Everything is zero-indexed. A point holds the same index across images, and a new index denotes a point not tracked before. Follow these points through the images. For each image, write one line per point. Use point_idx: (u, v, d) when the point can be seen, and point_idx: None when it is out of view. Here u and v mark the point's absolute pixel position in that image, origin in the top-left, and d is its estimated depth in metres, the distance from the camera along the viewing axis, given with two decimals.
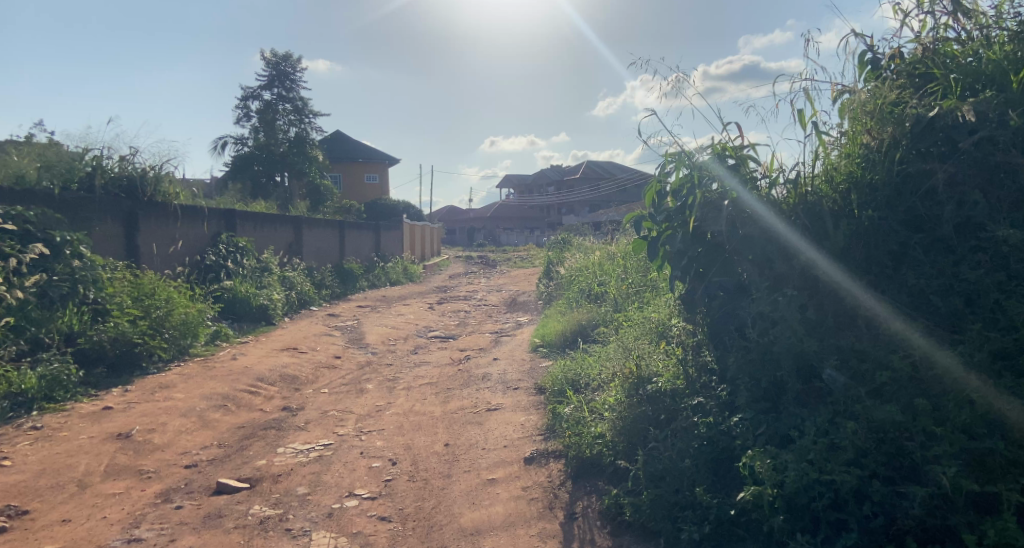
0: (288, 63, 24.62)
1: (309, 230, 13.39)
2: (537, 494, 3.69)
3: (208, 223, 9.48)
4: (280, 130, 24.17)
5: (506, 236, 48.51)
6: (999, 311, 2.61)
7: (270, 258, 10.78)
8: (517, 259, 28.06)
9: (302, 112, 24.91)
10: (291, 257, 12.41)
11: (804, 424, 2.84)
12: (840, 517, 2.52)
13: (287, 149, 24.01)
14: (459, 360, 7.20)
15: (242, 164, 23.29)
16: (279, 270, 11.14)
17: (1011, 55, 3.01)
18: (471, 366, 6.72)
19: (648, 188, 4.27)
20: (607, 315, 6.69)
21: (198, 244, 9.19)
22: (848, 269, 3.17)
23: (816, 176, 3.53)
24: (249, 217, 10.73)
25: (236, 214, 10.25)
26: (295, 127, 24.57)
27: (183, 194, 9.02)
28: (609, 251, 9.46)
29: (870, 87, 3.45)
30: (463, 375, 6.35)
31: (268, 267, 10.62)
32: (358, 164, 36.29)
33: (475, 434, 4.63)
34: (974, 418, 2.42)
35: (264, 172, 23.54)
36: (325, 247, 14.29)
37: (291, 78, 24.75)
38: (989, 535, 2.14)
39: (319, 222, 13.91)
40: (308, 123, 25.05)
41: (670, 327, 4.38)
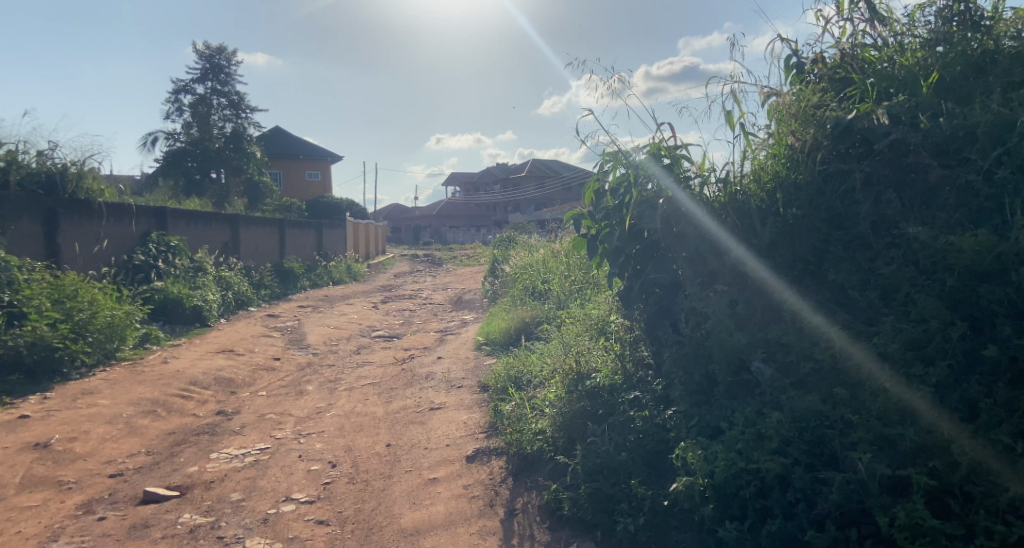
0: (222, 56, 23.89)
1: (247, 229, 12.99)
2: (478, 491, 3.69)
3: (136, 221, 9.08)
4: (214, 124, 23.33)
5: (458, 233, 48.54)
6: (910, 304, 2.77)
7: (204, 257, 10.41)
8: (466, 257, 27.91)
9: (239, 106, 24.13)
10: (227, 256, 12.01)
11: (733, 415, 3.01)
12: (766, 504, 2.66)
13: (223, 144, 23.24)
14: (402, 360, 7.11)
15: (173, 160, 22.46)
16: (214, 270, 10.75)
17: (920, 63, 3.19)
18: (415, 366, 6.65)
19: (586, 186, 4.33)
20: (551, 312, 6.73)
21: (125, 243, 8.78)
22: (773, 266, 3.33)
23: (745, 176, 3.68)
24: (181, 215, 10.32)
25: (168, 212, 9.88)
26: (230, 122, 23.76)
27: (108, 191, 8.62)
28: (554, 249, 9.50)
29: (795, 91, 3.58)
30: (407, 375, 6.29)
31: (202, 267, 10.27)
32: (302, 161, 35.51)
33: (418, 433, 4.60)
34: (886, 407, 2.57)
35: (199, 168, 22.78)
36: (265, 245, 13.93)
37: (226, 71, 23.95)
38: (900, 517, 2.28)
39: (257, 220, 13.49)
40: (244, 117, 24.28)
41: (609, 323, 4.45)
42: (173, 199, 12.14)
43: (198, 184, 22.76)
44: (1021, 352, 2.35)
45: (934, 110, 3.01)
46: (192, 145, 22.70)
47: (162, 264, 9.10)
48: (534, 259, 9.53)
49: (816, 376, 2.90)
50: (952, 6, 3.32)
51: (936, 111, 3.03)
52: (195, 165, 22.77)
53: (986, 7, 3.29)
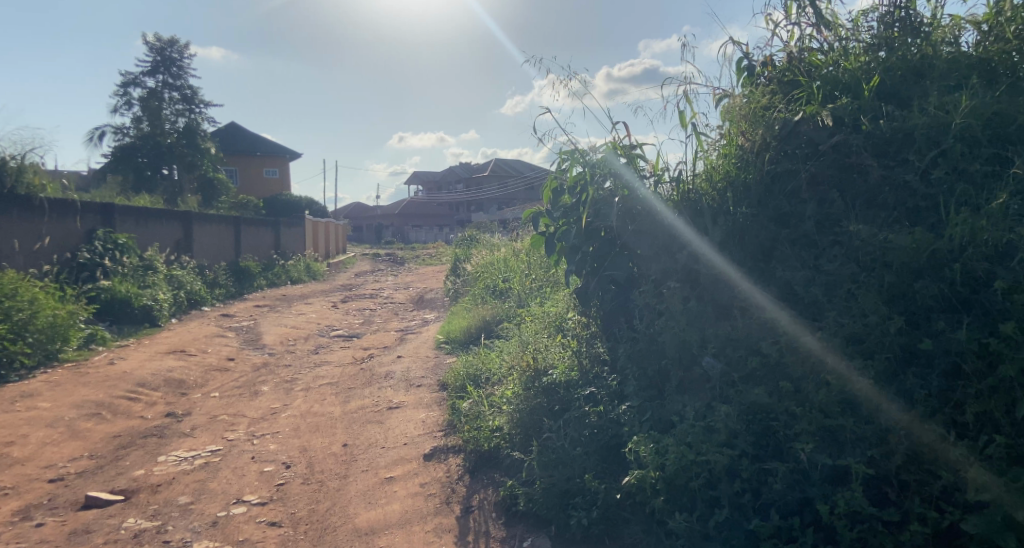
0: (175, 49, 23.33)
1: (201, 227, 12.67)
2: (434, 489, 3.67)
3: (81, 218, 8.79)
4: (166, 120, 22.79)
5: (424, 234, 48.19)
6: (852, 299, 2.85)
7: (154, 255, 10.13)
8: (427, 257, 27.63)
9: (192, 100, 23.61)
10: (179, 255, 11.72)
11: (684, 409, 3.07)
12: (714, 495, 2.71)
13: (176, 140, 22.70)
14: (361, 360, 7.05)
15: (124, 156, 21.88)
16: (165, 268, 10.48)
17: (863, 67, 3.30)
18: (374, 365, 6.59)
19: (544, 185, 4.36)
20: (510, 310, 6.75)
21: (69, 240, 8.49)
22: (724, 263, 3.41)
23: (697, 176, 3.77)
24: (130, 212, 10.04)
25: (117, 209, 9.60)
26: (182, 118, 23.22)
27: (50, 187, 8.36)
28: (516, 248, 9.54)
29: (745, 92, 3.67)
30: (366, 374, 6.23)
31: (152, 265, 9.99)
32: (260, 159, 34.89)
33: (376, 433, 4.55)
34: (829, 398, 2.65)
35: (150, 164, 22.20)
36: (220, 244, 13.63)
37: (178, 65, 23.41)
38: (839, 505, 2.35)
39: (211, 218, 13.17)
40: (196, 112, 23.74)
41: (567, 320, 4.48)
42: (122, 197, 11.77)
43: (147, 180, 22.20)
44: (953, 346, 2.48)
45: (875, 112, 3.11)
46: (141, 141, 22.03)
47: (109, 263, 8.82)
48: (495, 257, 9.54)
49: (764, 369, 2.98)
50: (893, 13, 3.44)
51: (877, 114, 3.14)
52: (146, 161, 22.22)
53: (924, 14, 3.42)
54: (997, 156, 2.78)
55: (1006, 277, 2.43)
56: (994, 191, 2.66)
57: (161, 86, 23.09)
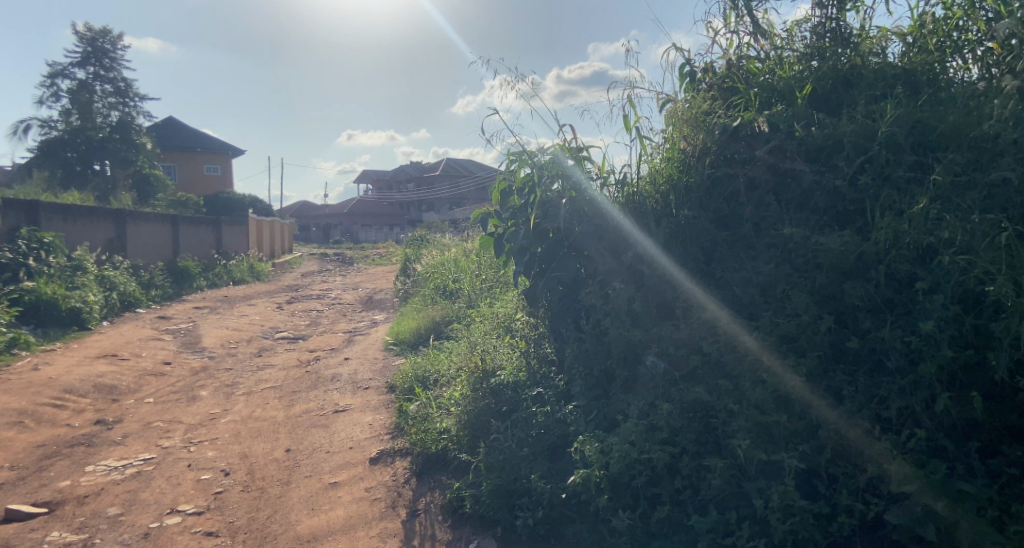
0: (106, 40, 22.27)
1: (136, 226, 12.12)
2: (380, 494, 3.62)
3: None
4: (98, 113, 21.76)
5: (377, 233, 47.49)
6: (786, 300, 2.95)
7: (83, 255, 9.66)
8: (377, 257, 27.19)
9: (125, 93, 22.62)
10: (111, 255, 11.21)
11: (629, 408, 3.13)
12: (655, 492, 2.76)
13: (108, 135, 21.69)
14: (306, 362, 6.89)
15: (49, 151, 20.64)
16: (96, 269, 10.00)
17: (797, 75, 3.43)
18: (320, 368, 6.45)
19: (494, 186, 4.36)
20: (460, 311, 6.73)
21: None
22: (668, 264, 3.49)
23: (642, 179, 3.87)
24: (57, 210, 9.55)
25: (42, 207, 9.13)
26: (116, 111, 22.21)
27: None
28: (466, 249, 9.53)
29: (687, 97, 3.77)
30: (311, 377, 6.10)
31: (82, 266, 9.52)
32: (202, 155, 33.68)
33: (320, 437, 4.46)
34: (764, 396, 2.74)
35: (79, 160, 21.12)
36: (157, 243, 13.11)
37: (110, 57, 22.41)
38: (774, 499, 2.42)
39: (147, 216, 12.63)
40: (132, 106, 22.77)
41: (515, 321, 4.50)
42: (49, 193, 11.16)
43: (77, 175, 21.14)
44: (878, 344, 2.61)
45: (808, 119, 3.22)
46: (71, 134, 20.93)
47: (33, 263, 8.37)
48: (445, 258, 9.49)
49: (704, 368, 3.06)
50: (825, 24, 3.58)
51: (810, 121, 3.25)
52: (75, 156, 21.10)
53: (853, 25, 3.56)
54: (918, 163, 2.90)
55: (925, 278, 2.58)
56: (915, 195, 2.77)
57: (92, 79, 22.03)
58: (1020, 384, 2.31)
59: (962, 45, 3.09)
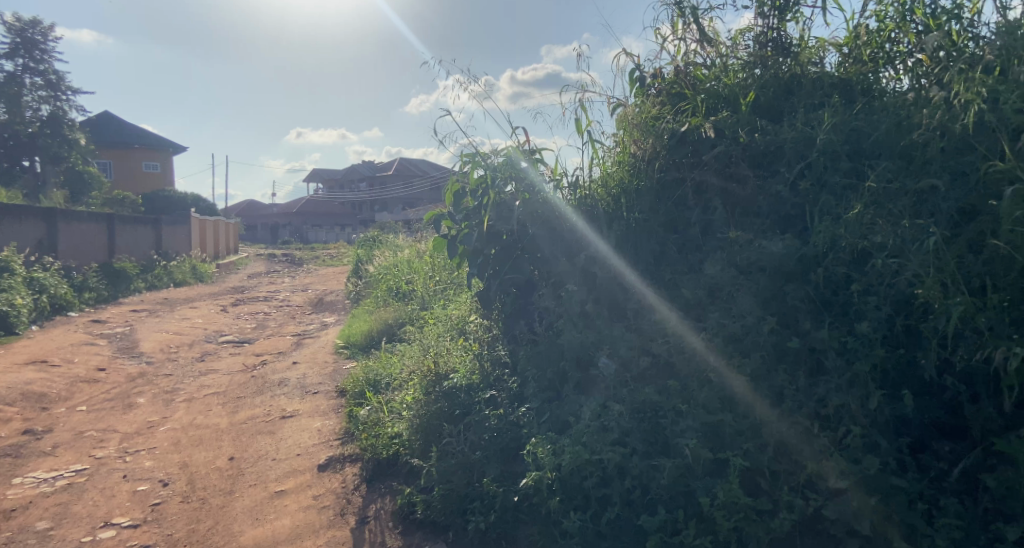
0: (37, 31, 21.00)
1: (68, 225, 11.52)
2: (328, 501, 3.53)
3: None
4: (27, 106, 20.50)
5: (329, 233, 46.52)
6: (732, 301, 3.03)
7: (9, 255, 9.10)
8: (328, 258, 26.66)
9: (58, 86, 21.42)
10: (40, 255, 10.60)
11: (580, 410, 3.16)
12: (606, 493, 2.78)
13: (39, 128, 20.49)
14: (252, 367, 6.67)
15: None
16: (23, 271, 9.43)
17: (741, 83, 3.54)
18: (266, 372, 6.26)
19: (447, 187, 4.32)
20: (413, 313, 6.65)
21: None
22: (619, 266, 3.54)
23: (594, 182, 3.93)
24: None
25: None
26: (48, 104, 21.01)
27: None
28: (419, 250, 9.44)
29: (637, 102, 3.85)
30: (257, 382, 5.91)
31: (7, 267, 8.96)
32: (143, 151, 32.24)
33: (266, 444, 4.32)
34: (711, 396, 2.82)
35: (8, 155, 20.17)
36: (91, 243, 12.47)
37: (41, 48, 21.17)
38: (719, 497, 2.48)
39: (80, 215, 12.00)
40: (64, 99, 21.58)
41: (469, 323, 4.47)
42: None
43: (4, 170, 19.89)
44: (817, 345, 2.71)
45: (751, 126, 3.32)
46: None
47: None
48: (397, 259, 9.38)
49: (654, 369, 3.13)
50: (767, 33, 3.70)
51: (753, 127, 3.35)
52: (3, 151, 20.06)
53: (793, 36, 3.70)
54: (854, 169, 3.02)
55: (860, 280, 2.69)
56: (851, 201, 2.89)
57: (19, 70, 20.75)
58: (946, 382, 2.44)
59: (894, 56, 3.24)
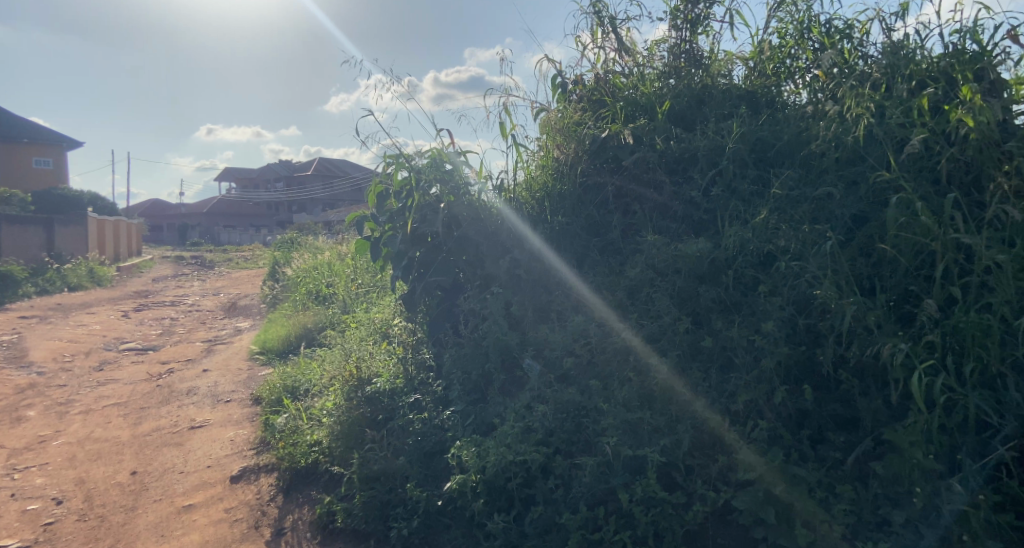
0: None
1: None
2: (241, 514, 3.37)
3: None
4: None
5: (247, 234, 44.54)
6: (650, 302, 3.15)
7: None
8: (245, 260, 25.53)
9: None
10: None
11: (505, 411, 3.19)
12: (530, 493, 2.80)
13: None
14: (157, 376, 6.26)
15: None
16: None
17: (657, 92, 3.68)
18: (173, 381, 5.90)
19: (369, 188, 4.24)
20: (333, 317, 6.49)
21: None
22: (543, 269, 3.63)
23: (519, 185, 4.01)
24: None
25: None
26: None
27: None
28: (340, 252, 9.23)
29: (559, 107, 3.95)
30: (164, 391, 5.57)
31: None
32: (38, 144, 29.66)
33: (173, 457, 4.08)
34: (631, 395, 2.91)
35: None
36: None
37: None
38: (638, 492, 2.55)
39: None
40: None
41: (393, 326, 4.40)
42: None
43: None
44: (728, 343, 2.85)
45: (667, 133, 3.47)
46: None
47: None
48: (316, 262, 9.08)
49: (578, 369, 3.20)
50: (680, 45, 3.88)
51: (669, 135, 3.49)
52: None
53: (704, 48, 3.89)
54: (760, 177, 3.21)
55: (766, 282, 2.86)
56: (757, 206, 3.07)
57: None
58: (841, 376, 2.63)
59: (794, 71, 3.46)
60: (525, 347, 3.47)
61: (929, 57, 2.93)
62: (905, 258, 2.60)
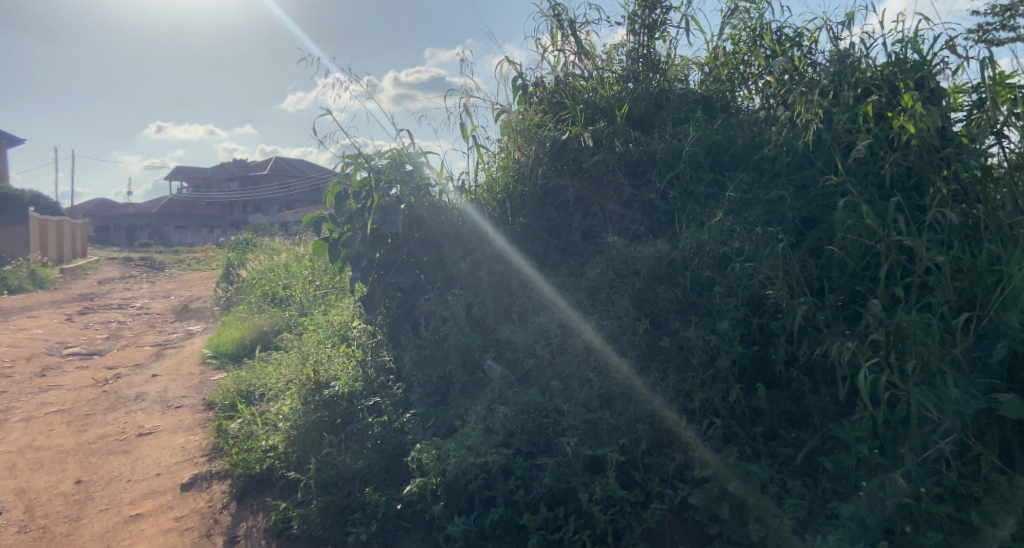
0: None
1: None
2: (192, 522, 3.28)
3: None
4: None
5: (205, 235, 43.37)
6: (609, 303, 3.19)
7: None
8: (200, 262, 24.85)
9: None
10: None
11: (466, 413, 3.17)
12: (490, 495, 2.78)
13: None
14: (103, 382, 6.03)
15: None
16: None
17: (616, 95, 3.74)
18: (120, 387, 5.70)
19: (327, 188, 4.19)
20: (289, 320, 6.38)
21: None
22: (505, 269, 3.63)
23: (479, 186, 3.98)
24: None
25: None
26: None
27: None
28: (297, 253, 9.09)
29: (520, 109, 3.96)
30: (110, 398, 5.37)
31: None
32: None
33: (120, 465, 3.94)
34: (590, 395, 2.91)
35: None
36: None
37: None
38: (598, 492, 2.55)
39: None
40: None
41: (351, 329, 4.35)
42: None
43: None
44: (685, 343, 2.90)
45: (626, 136, 3.54)
46: None
47: None
48: (272, 264, 8.87)
49: (538, 370, 3.21)
50: (638, 50, 3.93)
51: (627, 138, 3.57)
52: None
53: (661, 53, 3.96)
54: (715, 180, 3.28)
55: (722, 282, 2.89)
56: (713, 209, 3.14)
57: None
58: (792, 374, 2.71)
59: (747, 77, 3.55)
60: (486, 349, 3.47)
61: (873, 65, 3.04)
62: (852, 260, 2.69)
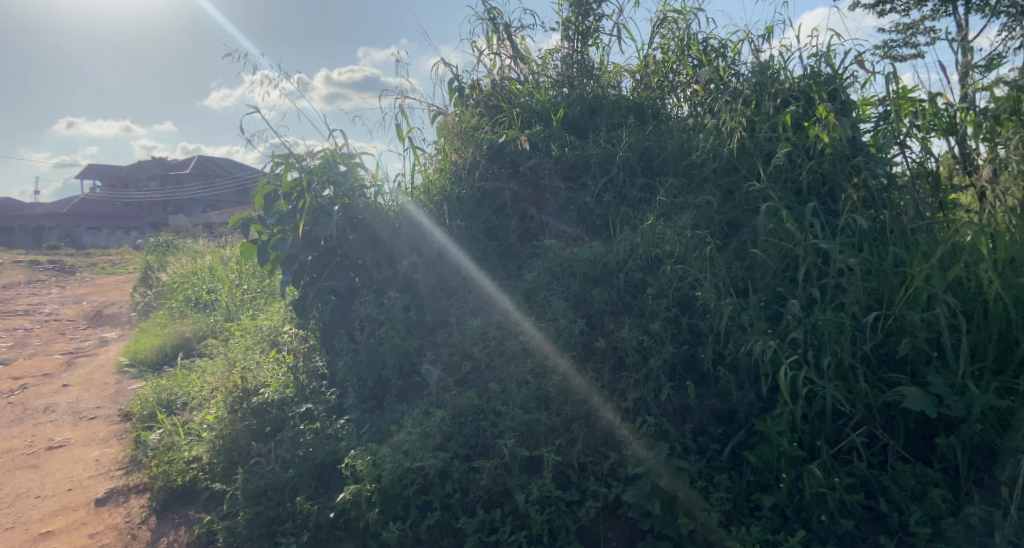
0: None
1: None
2: (107, 540, 3.10)
3: None
4: None
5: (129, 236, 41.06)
6: (545, 305, 3.23)
7: None
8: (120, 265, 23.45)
9: None
10: None
11: (403, 417, 3.13)
12: (427, 499, 2.73)
13: None
14: (5, 393, 5.60)
15: None
16: None
17: (552, 100, 3.80)
18: (26, 399, 5.31)
19: (256, 189, 4.04)
20: (214, 325, 6.12)
21: None
22: (441, 271, 3.61)
23: (417, 188, 3.97)
24: None
25: None
26: None
27: None
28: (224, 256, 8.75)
29: (456, 111, 3.95)
30: (15, 410, 5.00)
31: None
32: None
33: (27, 481, 3.69)
34: (528, 396, 2.90)
35: None
36: None
37: None
38: (535, 492, 2.54)
39: None
40: None
41: (282, 334, 4.23)
42: None
43: None
44: (620, 344, 2.95)
45: (562, 140, 3.60)
46: None
47: None
48: (197, 267, 8.50)
49: (475, 373, 3.20)
50: (573, 55, 3.99)
51: (563, 142, 3.63)
52: None
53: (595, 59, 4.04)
54: (647, 184, 3.37)
55: (653, 284, 2.97)
56: (645, 213, 3.22)
57: None
58: (719, 372, 2.81)
59: (676, 85, 3.66)
60: (422, 352, 3.43)
61: (791, 77, 3.19)
62: (773, 262, 2.81)
